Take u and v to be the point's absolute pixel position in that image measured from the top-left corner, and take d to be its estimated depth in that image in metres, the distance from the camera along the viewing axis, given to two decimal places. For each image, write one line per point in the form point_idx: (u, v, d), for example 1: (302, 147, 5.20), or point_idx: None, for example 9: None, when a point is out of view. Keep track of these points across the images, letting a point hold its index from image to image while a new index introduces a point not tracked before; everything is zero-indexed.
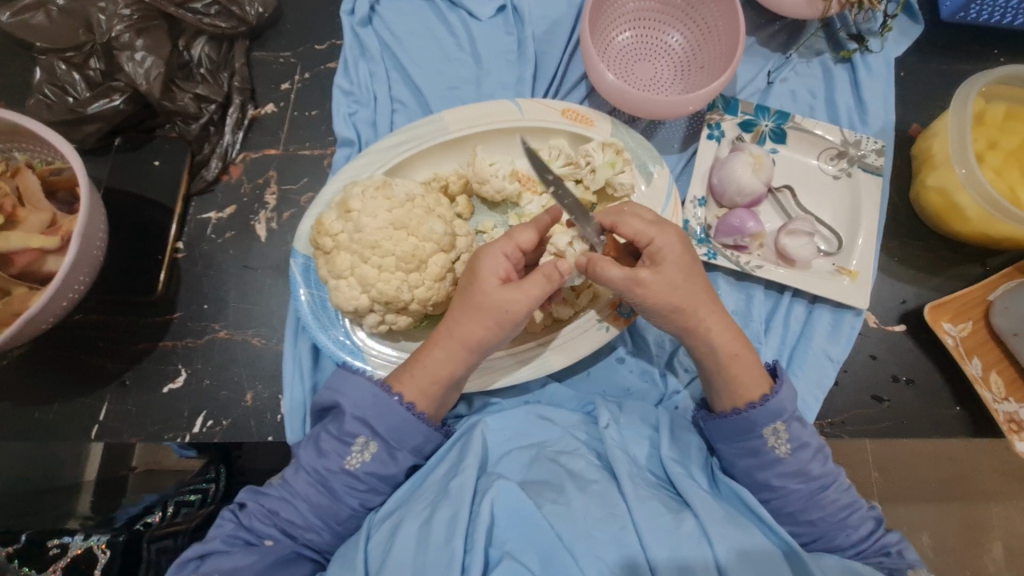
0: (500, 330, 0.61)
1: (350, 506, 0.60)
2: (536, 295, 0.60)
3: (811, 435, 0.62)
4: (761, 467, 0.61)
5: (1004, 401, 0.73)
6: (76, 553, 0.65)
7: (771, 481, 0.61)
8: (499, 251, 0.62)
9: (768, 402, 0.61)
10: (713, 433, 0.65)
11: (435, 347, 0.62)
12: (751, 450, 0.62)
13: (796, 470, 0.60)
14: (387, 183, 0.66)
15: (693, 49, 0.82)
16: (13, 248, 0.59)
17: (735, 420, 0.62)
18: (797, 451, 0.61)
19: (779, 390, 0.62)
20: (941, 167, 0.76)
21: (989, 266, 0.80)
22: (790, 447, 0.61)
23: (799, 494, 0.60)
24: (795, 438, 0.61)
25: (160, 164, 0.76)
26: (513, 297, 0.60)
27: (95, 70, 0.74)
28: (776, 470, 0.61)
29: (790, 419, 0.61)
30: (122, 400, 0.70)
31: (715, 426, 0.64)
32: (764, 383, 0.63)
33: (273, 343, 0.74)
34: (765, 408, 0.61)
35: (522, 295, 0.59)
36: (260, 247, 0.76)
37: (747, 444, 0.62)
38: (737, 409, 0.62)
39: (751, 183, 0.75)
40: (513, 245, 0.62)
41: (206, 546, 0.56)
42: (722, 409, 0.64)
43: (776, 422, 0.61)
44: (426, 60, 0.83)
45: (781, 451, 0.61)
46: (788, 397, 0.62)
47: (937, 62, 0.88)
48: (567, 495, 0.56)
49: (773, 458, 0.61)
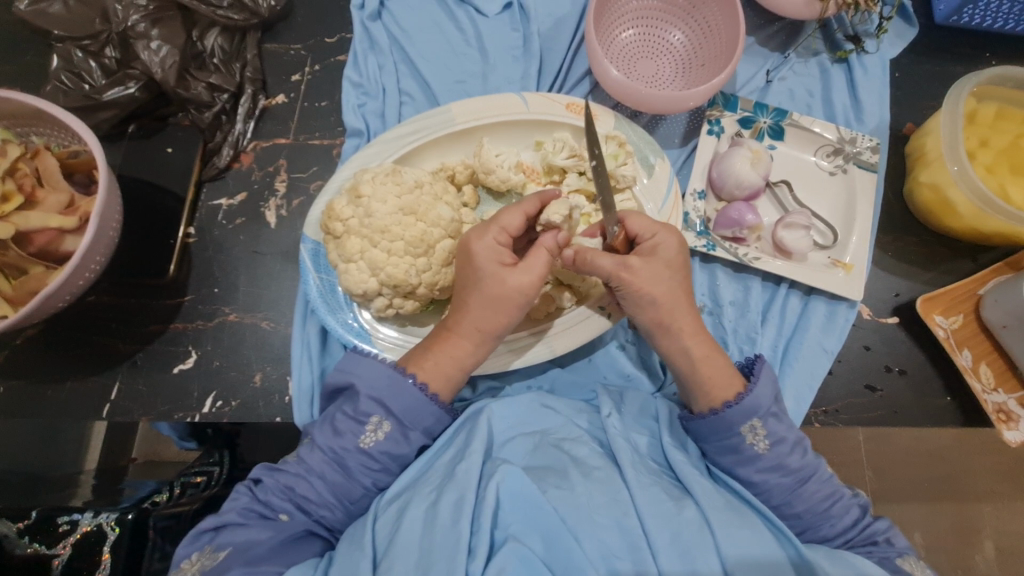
0: (511, 310, 0.63)
1: (363, 484, 0.62)
2: (541, 269, 0.62)
3: (787, 430, 0.64)
4: (742, 464, 0.62)
5: (994, 392, 0.75)
6: (86, 531, 0.64)
7: (752, 477, 0.62)
8: (489, 235, 0.63)
9: (742, 401, 0.63)
10: (695, 433, 0.66)
11: (448, 329, 0.64)
12: (730, 448, 0.63)
13: (775, 465, 0.62)
14: (397, 170, 0.68)
15: (694, 48, 0.84)
16: (32, 226, 0.61)
17: (712, 420, 0.64)
18: (775, 445, 0.62)
19: (753, 387, 0.64)
20: (933, 165, 0.79)
21: (979, 262, 0.82)
22: (768, 442, 0.62)
23: (778, 490, 0.62)
24: (772, 433, 0.63)
25: (173, 151, 0.78)
26: (517, 274, 0.62)
27: (111, 59, 0.76)
28: (756, 466, 0.62)
29: (766, 415, 0.63)
30: (133, 379, 0.72)
31: (697, 426, 0.65)
32: (737, 383, 0.65)
33: (281, 326, 0.75)
34: (740, 407, 0.63)
35: (525, 270, 0.62)
36: (270, 233, 0.78)
37: (727, 443, 0.63)
38: (713, 409, 0.64)
39: (749, 176, 0.77)
40: (502, 231, 0.64)
41: (221, 518, 0.57)
42: (700, 410, 0.66)
43: (752, 419, 0.63)
44: (434, 55, 0.85)
45: (760, 447, 0.62)
46: (763, 392, 0.64)
47: (931, 64, 0.90)
48: (570, 480, 0.57)
49: (753, 455, 0.62)
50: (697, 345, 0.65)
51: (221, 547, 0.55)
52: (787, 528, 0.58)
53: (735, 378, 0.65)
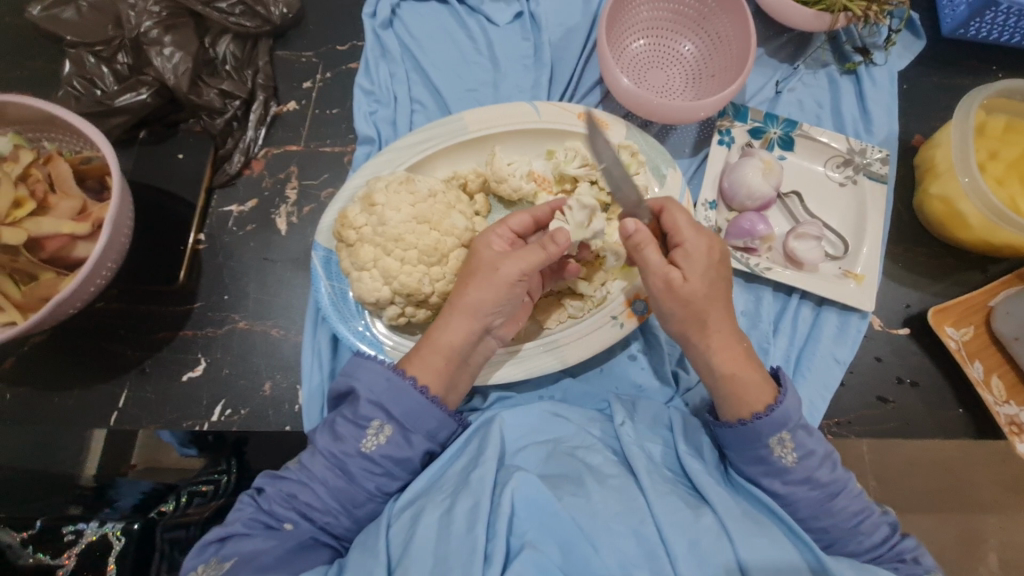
0: (501, 297, 0.62)
1: (367, 489, 0.61)
2: (530, 260, 0.61)
3: (817, 443, 0.63)
4: (768, 475, 0.62)
5: (1006, 404, 0.75)
6: (91, 540, 0.63)
7: (779, 490, 0.62)
8: (493, 231, 0.65)
9: (773, 412, 0.61)
10: (724, 439, 0.65)
11: (443, 325, 0.64)
12: (758, 459, 0.62)
13: (804, 478, 0.61)
14: (410, 178, 0.67)
15: (705, 59, 0.85)
16: (44, 232, 0.61)
17: (740, 431, 0.62)
18: (803, 458, 0.61)
19: (783, 397, 0.62)
20: (943, 176, 0.79)
21: (989, 273, 0.82)
22: (797, 455, 0.61)
23: (800, 506, 0.61)
24: (801, 446, 0.61)
25: (184, 156, 0.77)
26: (508, 264, 0.62)
27: (123, 65, 0.76)
28: (783, 479, 0.61)
29: (795, 427, 0.62)
30: (142, 387, 0.72)
31: (725, 435, 0.64)
32: (768, 391, 0.63)
33: (291, 334, 0.75)
34: (770, 419, 0.61)
35: (516, 261, 0.62)
36: (280, 241, 0.78)
37: (754, 454, 0.62)
38: (742, 419, 0.63)
39: (761, 187, 0.77)
40: (509, 229, 0.65)
41: (226, 528, 0.57)
42: (727, 418, 0.64)
43: (782, 431, 0.61)
44: (445, 64, 0.85)
45: (788, 460, 0.61)
46: (793, 403, 0.63)
47: (938, 75, 0.91)
48: (586, 488, 0.57)
49: (780, 467, 0.61)
50: (713, 356, 0.65)
51: (227, 558, 0.54)
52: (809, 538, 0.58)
53: (767, 388, 0.63)
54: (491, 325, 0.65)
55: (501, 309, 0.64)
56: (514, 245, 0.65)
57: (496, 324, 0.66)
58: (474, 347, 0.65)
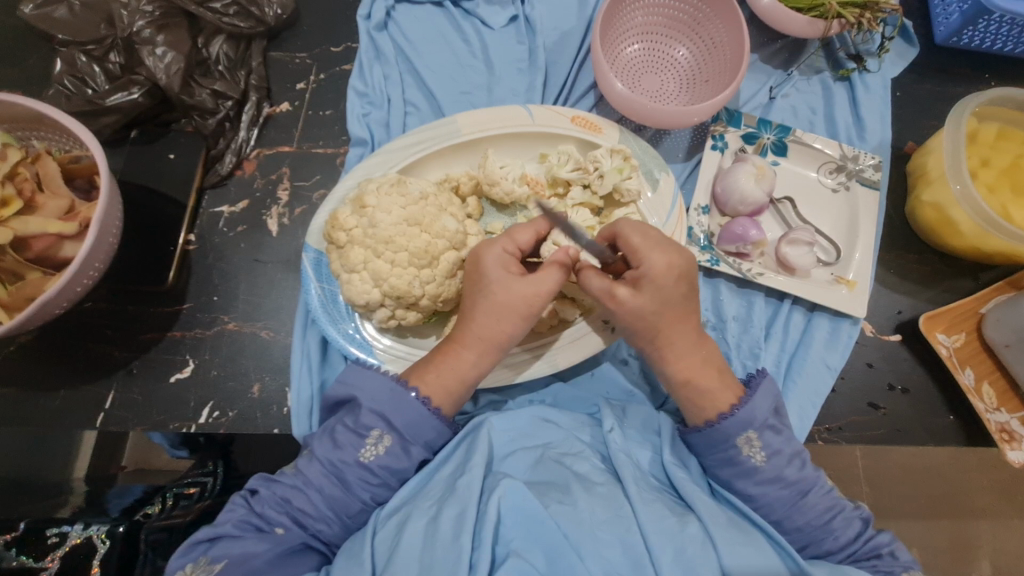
0: (515, 318, 0.62)
1: (361, 500, 0.60)
2: (549, 279, 0.62)
3: (785, 442, 0.63)
4: (740, 476, 0.62)
5: (996, 411, 0.75)
6: (75, 542, 0.62)
7: (751, 490, 0.62)
8: (499, 245, 0.64)
9: (737, 412, 0.62)
10: (693, 445, 0.65)
11: (456, 340, 0.64)
12: (728, 460, 0.63)
13: (773, 477, 0.61)
14: (401, 180, 0.67)
15: (699, 63, 0.85)
16: (31, 231, 0.60)
17: (708, 433, 0.63)
18: (771, 458, 0.62)
19: (749, 398, 0.63)
20: (935, 183, 0.79)
21: (980, 280, 0.83)
22: (765, 454, 0.62)
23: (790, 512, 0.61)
24: (768, 445, 0.62)
25: (175, 157, 0.77)
26: (525, 283, 0.62)
27: (114, 64, 0.76)
28: (754, 479, 0.62)
29: (762, 427, 0.62)
30: (129, 388, 0.71)
31: (694, 440, 0.64)
32: (731, 392, 0.64)
33: (281, 336, 0.74)
34: (735, 419, 0.62)
35: (535, 280, 0.62)
36: (271, 242, 0.77)
37: (725, 455, 0.63)
38: (709, 422, 0.63)
39: (754, 193, 0.77)
40: (512, 243, 0.64)
41: (216, 528, 0.56)
42: (694, 423, 0.65)
43: (748, 431, 0.62)
44: (439, 66, 0.85)
45: (756, 460, 0.62)
46: (760, 403, 0.64)
47: (931, 83, 0.91)
48: (572, 495, 0.57)
49: (750, 467, 0.62)
50: (705, 362, 0.64)
51: (217, 559, 0.54)
52: (787, 544, 0.58)
53: (732, 387, 0.64)
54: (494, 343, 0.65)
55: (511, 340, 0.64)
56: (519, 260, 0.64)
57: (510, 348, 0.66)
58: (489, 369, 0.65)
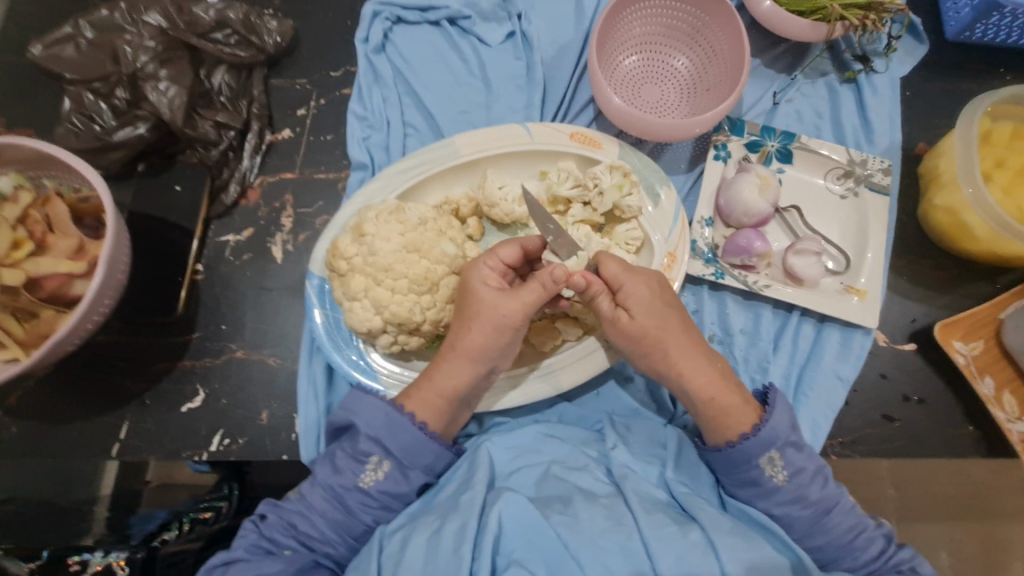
0: (500, 337, 0.62)
1: (364, 522, 0.61)
2: (531, 301, 0.62)
3: (807, 458, 0.62)
4: (761, 496, 0.61)
5: (1019, 421, 0.73)
6: (97, 569, 0.68)
7: (772, 510, 0.61)
8: (483, 263, 0.64)
9: (759, 432, 0.61)
10: (713, 463, 0.64)
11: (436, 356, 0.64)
12: (750, 481, 0.62)
13: (795, 497, 0.60)
14: (400, 207, 0.68)
15: (699, 73, 0.84)
16: (43, 272, 0.62)
17: (728, 454, 0.62)
18: (793, 477, 0.61)
19: (769, 417, 0.62)
20: (947, 187, 0.77)
21: (998, 284, 0.80)
22: (787, 473, 0.61)
23: (800, 520, 0.60)
24: (791, 463, 0.61)
25: (181, 189, 0.78)
26: (509, 303, 0.62)
27: (120, 99, 0.77)
28: (775, 499, 0.61)
29: (783, 445, 0.61)
30: (142, 418, 0.72)
31: (714, 459, 0.64)
32: (752, 411, 0.63)
33: (288, 363, 0.75)
34: (757, 439, 0.61)
35: (518, 300, 0.62)
36: (276, 269, 0.78)
37: (746, 475, 0.62)
38: (730, 442, 0.62)
39: (758, 205, 0.76)
40: (497, 260, 0.64)
41: (230, 553, 0.58)
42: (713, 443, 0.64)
43: (771, 451, 0.61)
44: (438, 86, 0.85)
45: (778, 479, 0.61)
46: (782, 421, 0.62)
47: (942, 80, 0.88)
48: (574, 507, 0.56)
49: (771, 487, 0.61)
50: (706, 383, 0.63)
51: None
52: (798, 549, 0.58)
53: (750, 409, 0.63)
54: (496, 367, 0.65)
55: (502, 353, 0.64)
56: (503, 276, 0.65)
57: (503, 365, 0.66)
58: (478, 388, 0.65)
